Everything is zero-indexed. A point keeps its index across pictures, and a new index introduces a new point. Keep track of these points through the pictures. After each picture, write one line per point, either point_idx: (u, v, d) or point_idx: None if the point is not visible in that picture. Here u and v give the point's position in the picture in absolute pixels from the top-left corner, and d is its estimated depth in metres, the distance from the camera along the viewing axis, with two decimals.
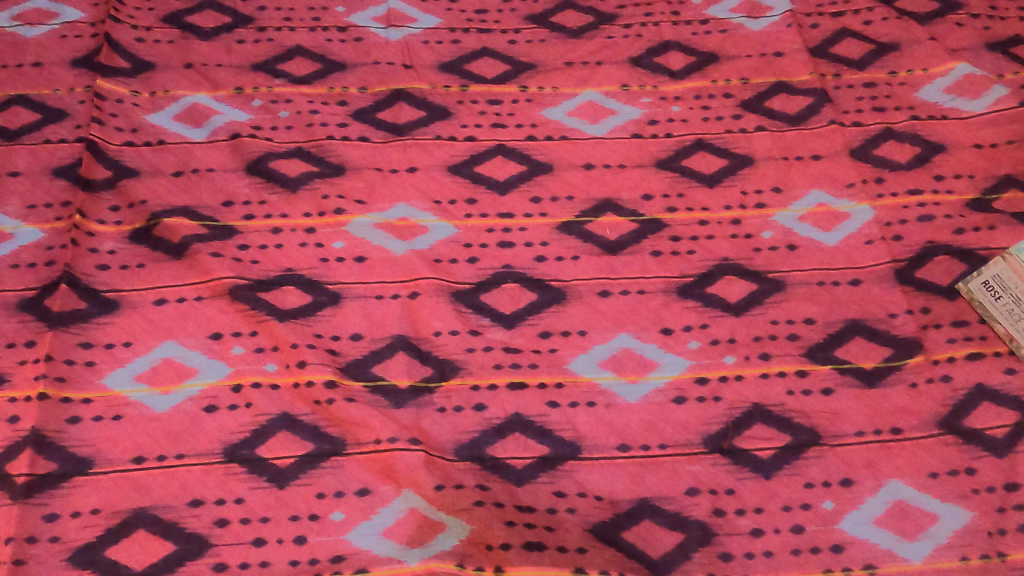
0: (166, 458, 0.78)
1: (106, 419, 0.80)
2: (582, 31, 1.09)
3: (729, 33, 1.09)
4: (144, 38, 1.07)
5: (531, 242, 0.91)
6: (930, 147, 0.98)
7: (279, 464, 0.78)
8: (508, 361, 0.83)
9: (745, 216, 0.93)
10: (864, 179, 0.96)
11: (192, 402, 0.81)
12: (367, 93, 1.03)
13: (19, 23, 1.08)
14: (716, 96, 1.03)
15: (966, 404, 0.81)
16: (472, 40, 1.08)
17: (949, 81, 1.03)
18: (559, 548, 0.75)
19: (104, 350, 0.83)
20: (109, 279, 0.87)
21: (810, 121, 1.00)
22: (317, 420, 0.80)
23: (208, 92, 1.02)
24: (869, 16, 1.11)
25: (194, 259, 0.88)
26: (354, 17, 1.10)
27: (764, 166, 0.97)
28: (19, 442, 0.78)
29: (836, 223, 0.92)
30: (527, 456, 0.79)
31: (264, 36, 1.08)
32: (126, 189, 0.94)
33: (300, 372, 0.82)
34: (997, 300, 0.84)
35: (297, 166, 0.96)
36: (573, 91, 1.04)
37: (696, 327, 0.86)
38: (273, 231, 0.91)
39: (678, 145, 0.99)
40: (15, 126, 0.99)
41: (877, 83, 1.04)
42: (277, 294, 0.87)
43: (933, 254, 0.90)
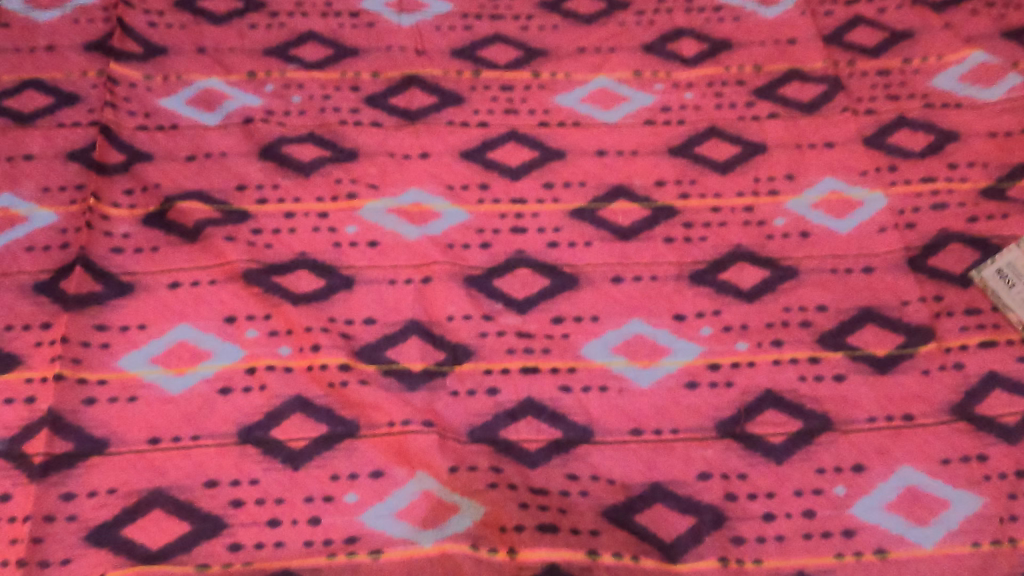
0: (181, 439, 0.78)
1: (122, 401, 0.80)
2: (595, 17, 1.09)
3: (742, 20, 1.08)
4: (156, 22, 1.07)
5: (544, 227, 0.92)
6: (943, 136, 0.98)
7: (293, 446, 0.78)
8: (521, 346, 0.84)
9: (758, 203, 0.93)
10: (876, 167, 0.96)
11: (207, 383, 0.81)
12: (379, 78, 1.03)
13: (31, 8, 1.08)
14: (729, 83, 1.03)
15: (978, 391, 0.81)
16: (485, 26, 1.08)
17: (964, 69, 1.03)
18: (571, 529, 0.75)
19: (119, 332, 0.84)
20: (124, 262, 0.88)
21: (823, 108, 1.00)
22: (331, 402, 0.80)
23: (221, 77, 1.03)
24: (884, 4, 1.10)
25: (208, 243, 0.89)
26: (366, 2, 1.10)
27: (776, 154, 0.97)
28: (36, 422, 0.79)
29: (848, 211, 0.92)
30: (540, 440, 0.79)
31: (277, 21, 1.08)
32: (139, 172, 0.94)
33: (315, 356, 0.82)
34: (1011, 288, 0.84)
35: (311, 151, 0.96)
36: (585, 77, 1.03)
37: (709, 313, 0.86)
38: (286, 216, 0.92)
39: (690, 132, 0.99)
40: (28, 110, 0.99)
41: (891, 71, 1.04)
42: (291, 278, 0.87)
43: (946, 243, 0.90)
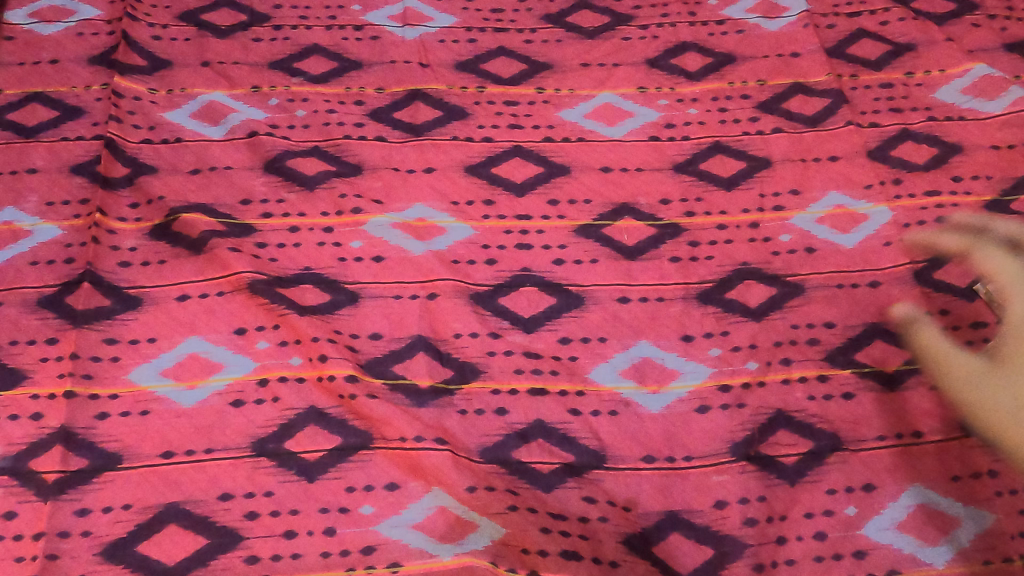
0: (195, 452, 0.78)
1: (134, 415, 0.80)
2: (598, 31, 1.09)
3: (745, 34, 1.09)
4: (160, 36, 1.07)
5: (548, 245, 0.92)
6: (947, 148, 0.99)
7: (308, 458, 0.78)
8: (529, 367, 0.84)
9: (763, 219, 0.93)
10: (881, 181, 0.96)
11: (218, 397, 0.81)
12: (384, 93, 1.03)
13: (35, 21, 1.08)
14: (733, 97, 1.03)
15: None
16: (488, 39, 1.08)
17: (967, 81, 1.04)
18: (592, 557, 0.75)
19: (128, 346, 0.84)
20: (131, 275, 0.88)
21: (827, 122, 1.00)
22: (344, 413, 0.80)
23: (225, 90, 1.03)
24: (886, 17, 1.10)
25: (214, 254, 0.88)
26: (370, 16, 1.10)
27: (781, 168, 0.97)
28: (44, 440, 0.78)
29: (854, 225, 0.93)
30: (552, 462, 0.79)
31: (280, 34, 1.08)
32: (143, 186, 0.94)
33: (323, 366, 0.82)
34: None
35: (316, 165, 0.97)
36: (589, 92, 1.04)
37: (717, 335, 0.86)
38: (291, 230, 0.92)
39: (695, 148, 0.99)
40: (33, 124, 0.99)
41: (894, 83, 1.04)
42: (296, 291, 0.87)
43: (952, 256, 0.90)
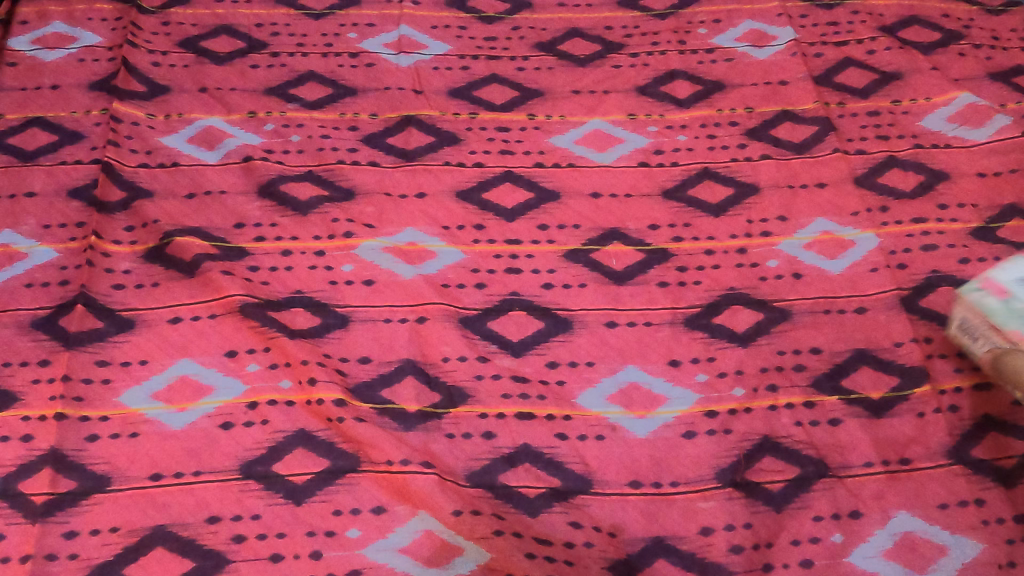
0: (183, 475, 0.79)
1: (123, 437, 0.81)
2: (589, 59, 1.11)
3: (734, 62, 1.11)
4: (160, 62, 1.09)
5: (538, 269, 0.93)
6: (933, 176, 1.00)
7: (295, 481, 0.79)
8: (516, 391, 0.84)
9: (750, 244, 0.94)
10: (868, 208, 0.97)
11: (208, 419, 0.82)
12: (378, 119, 1.05)
13: (38, 47, 1.10)
14: (722, 124, 1.05)
15: (973, 433, 0.81)
16: (482, 66, 1.10)
17: (953, 110, 1.05)
18: None
19: (120, 368, 0.85)
20: (125, 298, 0.89)
21: (814, 149, 1.02)
22: (332, 436, 0.81)
23: (222, 116, 1.05)
24: (873, 46, 1.12)
25: (206, 277, 0.90)
26: (366, 43, 1.12)
27: (769, 195, 0.98)
28: (34, 461, 0.79)
29: (840, 251, 0.93)
30: (539, 486, 0.79)
31: (277, 61, 1.10)
32: (139, 209, 0.96)
33: (312, 390, 0.83)
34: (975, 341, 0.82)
35: (309, 189, 0.98)
36: (580, 119, 1.05)
37: (703, 360, 0.86)
38: (283, 253, 0.93)
39: (683, 175, 1.00)
40: (32, 148, 1.01)
41: (881, 111, 1.06)
42: (287, 314, 0.88)
43: (937, 283, 0.91)
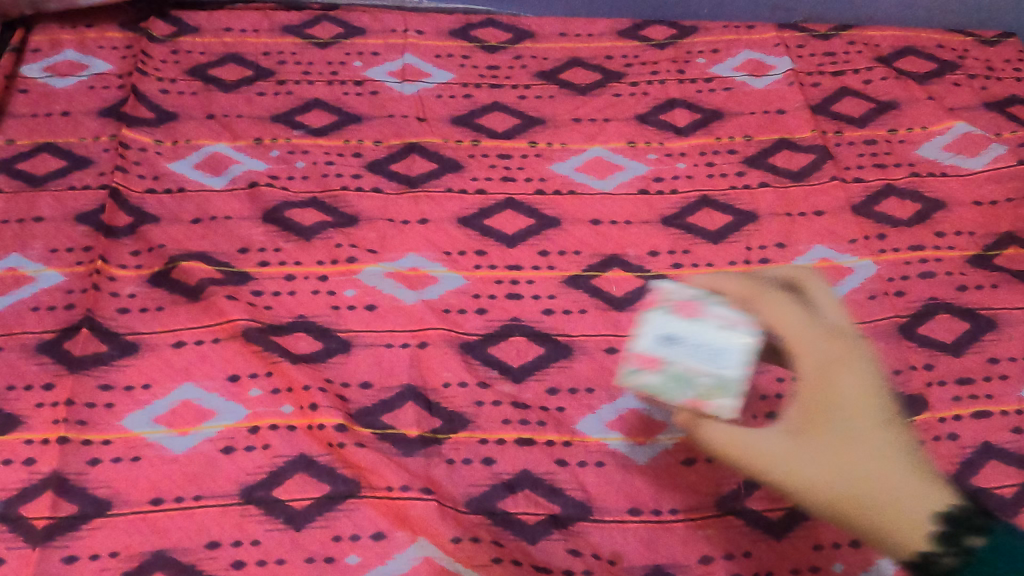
0: (184, 499, 0.79)
1: (125, 461, 0.81)
2: (590, 88, 1.13)
3: (733, 91, 1.12)
4: (168, 89, 1.11)
5: (539, 294, 0.93)
6: (930, 204, 1.01)
7: (295, 506, 0.79)
8: (516, 418, 0.84)
9: (749, 271, 0.95)
10: (865, 235, 0.98)
11: (209, 443, 0.82)
12: (381, 146, 1.06)
13: (49, 75, 1.12)
14: (721, 152, 1.06)
15: (974, 462, 0.81)
16: (484, 94, 1.12)
17: (948, 138, 1.06)
18: None
19: (123, 392, 0.85)
20: (129, 322, 0.90)
21: (812, 177, 1.03)
22: (333, 461, 0.81)
23: (228, 142, 1.06)
24: (869, 75, 1.14)
25: (210, 302, 0.91)
26: (370, 72, 1.14)
27: (768, 222, 0.99)
28: (36, 485, 0.79)
29: (839, 278, 0.94)
30: (538, 513, 0.79)
31: (283, 88, 1.12)
32: (145, 234, 0.97)
33: (313, 415, 0.83)
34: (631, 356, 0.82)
35: (313, 215, 0.99)
36: (580, 147, 1.07)
37: None
38: (287, 278, 0.94)
39: (682, 202, 1.01)
40: (41, 173, 1.03)
41: (878, 140, 1.07)
42: (289, 339, 0.89)
43: (935, 311, 0.92)
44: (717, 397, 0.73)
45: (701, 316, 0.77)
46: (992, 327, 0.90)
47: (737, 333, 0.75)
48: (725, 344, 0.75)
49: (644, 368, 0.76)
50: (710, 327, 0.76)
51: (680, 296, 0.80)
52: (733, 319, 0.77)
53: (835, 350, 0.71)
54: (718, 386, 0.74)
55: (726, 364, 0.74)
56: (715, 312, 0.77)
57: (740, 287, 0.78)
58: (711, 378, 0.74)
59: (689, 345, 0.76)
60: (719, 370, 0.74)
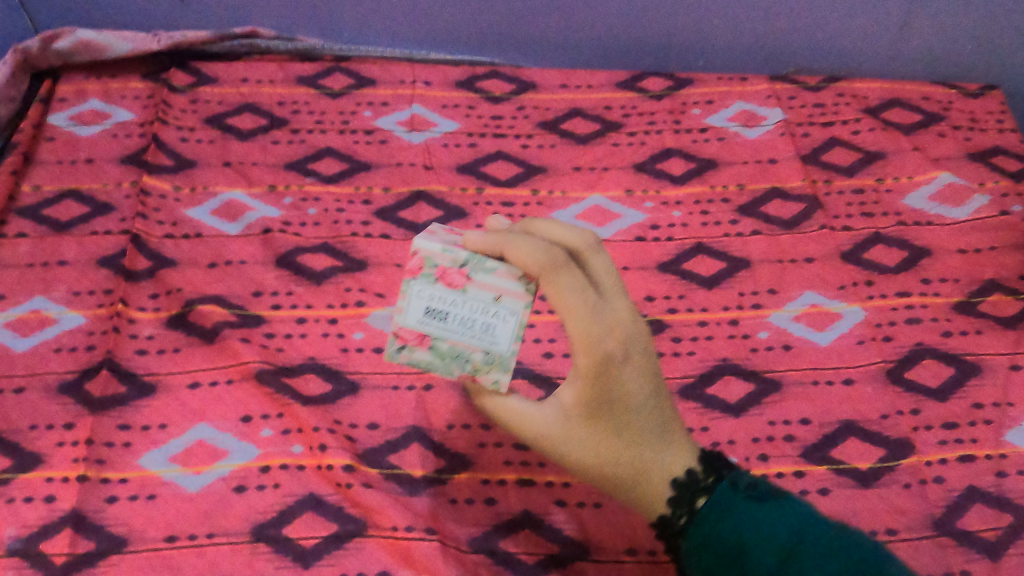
0: (197, 537, 0.82)
1: (141, 499, 0.84)
2: (590, 137, 1.19)
3: (726, 141, 1.18)
4: (187, 137, 1.17)
5: (539, 337, 0.98)
6: (916, 251, 1.05)
7: (304, 545, 0.81)
8: (517, 458, 0.88)
9: (742, 316, 0.99)
10: (854, 282, 1.02)
11: (222, 482, 0.85)
12: (390, 193, 1.11)
13: (74, 123, 1.18)
14: (715, 201, 1.11)
15: (959, 505, 0.84)
16: (488, 143, 1.17)
17: (933, 188, 1.12)
18: None
19: (140, 432, 0.89)
20: (147, 363, 0.94)
21: (802, 225, 1.07)
22: (341, 501, 0.84)
23: (244, 189, 1.11)
24: (857, 127, 1.20)
25: (225, 344, 0.95)
26: (380, 121, 1.20)
27: (760, 269, 1.03)
28: (56, 522, 0.82)
29: (827, 323, 0.98)
30: (538, 552, 0.82)
31: (297, 137, 1.18)
32: (163, 277, 1.01)
33: (322, 456, 0.87)
34: (444, 323, 0.69)
35: (324, 260, 1.04)
36: (579, 195, 1.12)
37: (697, 430, 0.88)
38: (298, 321, 0.98)
39: (678, 248, 1.05)
40: (65, 219, 1.07)
41: (865, 189, 1.12)
42: (300, 380, 0.93)
43: (921, 356, 0.95)
44: (492, 370, 0.70)
45: (462, 288, 0.68)
46: (976, 373, 0.94)
47: (511, 307, 0.68)
48: (491, 319, 0.68)
49: (408, 345, 0.70)
50: (477, 302, 0.68)
51: (444, 257, 0.69)
52: (504, 289, 0.68)
53: (597, 348, 0.65)
54: (490, 361, 0.70)
55: (497, 340, 0.69)
56: (475, 283, 0.68)
57: (533, 266, 0.64)
58: (480, 354, 0.69)
59: (449, 320, 0.69)
60: (491, 345, 0.69)
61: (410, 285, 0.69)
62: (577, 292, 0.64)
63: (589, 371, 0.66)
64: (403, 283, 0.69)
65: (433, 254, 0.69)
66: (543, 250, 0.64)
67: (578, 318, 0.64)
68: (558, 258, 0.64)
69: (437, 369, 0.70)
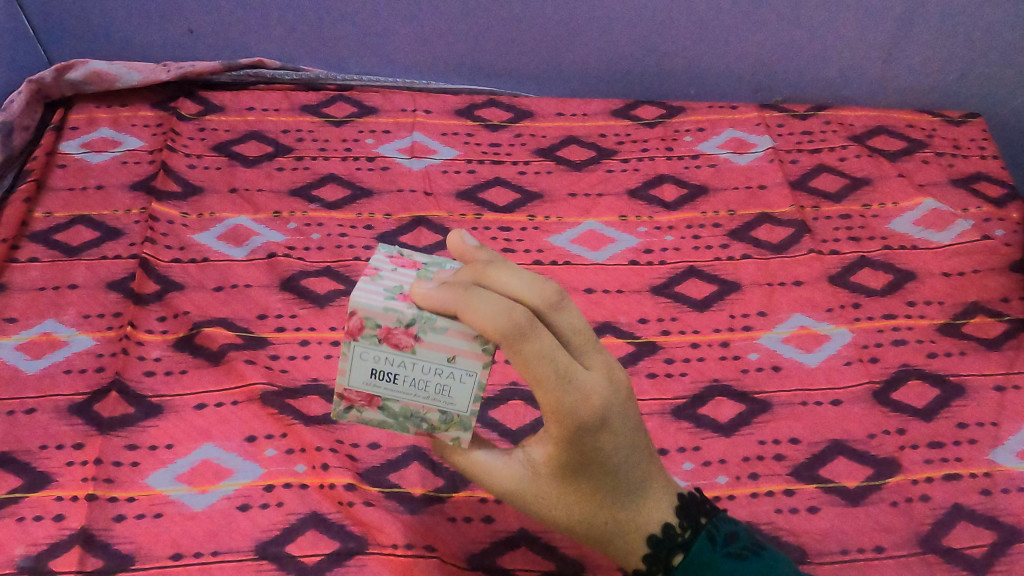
0: (202, 554, 0.83)
1: (148, 517, 0.86)
2: (585, 164, 1.23)
3: (717, 168, 1.22)
4: (195, 164, 1.21)
5: None
6: (902, 274, 1.08)
7: (307, 562, 0.83)
8: None
9: (733, 338, 1.02)
10: (841, 304, 1.05)
11: (227, 500, 0.88)
12: (391, 218, 1.15)
13: (86, 150, 1.22)
14: (706, 226, 1.14)
15: (945, 522, 0.86)
16: (487, 170, 1.21)
17: (918, 214, 1.15)
18: None
19: (148, 451, 0.91)
20: (155, 384, 0.97)
21: (791, 249, 1.11)
22: (343, 519, 0.86)
23: (249, 215, 1.15)
24: (844, 154, 1.24)
25: (231, 365, 0.98)
26: (382, 148, 1.24)
27: (750, 292, 1.06)
28: (64, 540, 0.83)
29: (816, 345, 1.01)
30: (534, 570, 0.84)
31: (301, 164, 1.22)
32: (171, 301, 1.04)
33: (325, 475, 0.89)
34: (393, 385, 0.64)
35: (327, 284, 1.07)
36: (575, 220, 1.15)
37: (689, 449, 0.91)
38: (302, 343, 1.01)
39: (670, 272, 1.09)
40: (76, 244, 1.11)
41: (852, 215, 1.16)
42: (303, 401, 0.96)
43: (907, 377, 0.98)
44: (451, 429, 0.67)
45: (411, 350, 0.62)
46: (960, 394, 0.97)
47: (467, 368, 0.63)
48: (446, 380, 0.63)
49: (358, 404, 0.67)
50: (429, 363, 0.63)
51: (387, 316, 0.61)
52: (457, 348, 0.62)
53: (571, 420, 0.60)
54: (447, 421, 0.66)
55: (452, 401, 0.65)
56: (424, 344, 0.61)
57: (495, 334, 0.55)
58: (436, 415, 0.65)
59: (398, 383, 0.64)
60: (447, 407, 0.65)
61: (353, 347, 0.63)
62: (549, 362, 0.57)
63: (562, 437, 0.62)
64: (346, 346, 0.63)
65: (374, 314, 0.61)
66: (505, 315, 0.55)
67: (550, 391, 0.58)
68: (521, 323, 0.55)
69: (392, 425, 0.68)
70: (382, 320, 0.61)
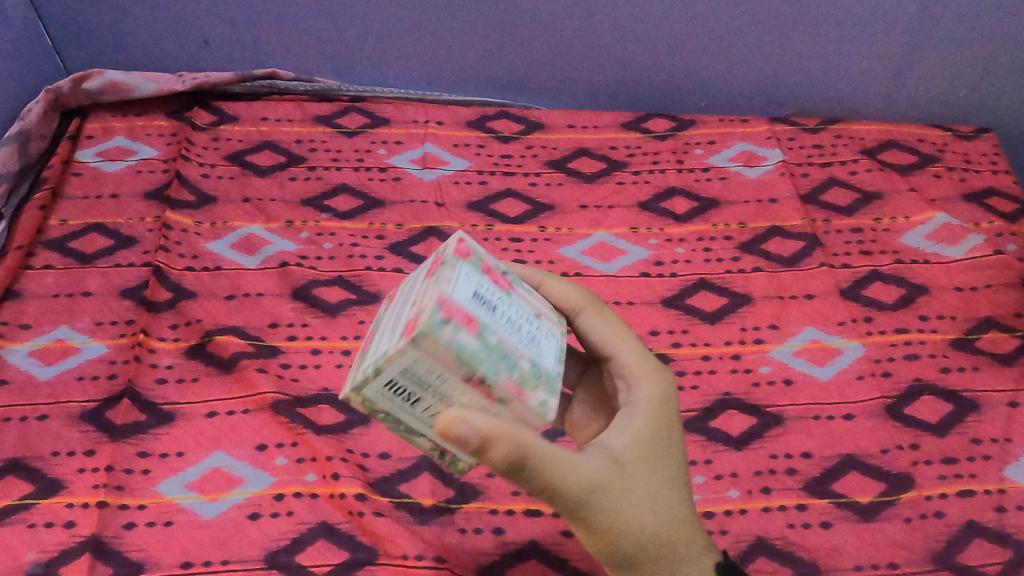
0: (212, 563, 0.83)
1: (158, 525, 0.86)
2: (596, 176, 1.23)
3: (728, 180, 1.22)
4: (208, 174, 1.21)
5: None
6: (914, 288, 1.08)
7: (316, 572, 0.83)
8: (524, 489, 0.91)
9: (744, 351, 1.01)
10: (852, 318, 1.05)
11: (237, 509, 0.88)
12: (403, 229, 1.15)
13: (101, 159, 1.23)
14: (717, 238, 1.14)
15: (959, 539, 0.85)
16: (498, 181, 1.22)
17: (930, 228, 1.15)
18: None
19: (159, 459, 0.91)
20: (167, 392, 0.97)
21: (802, 262, 1.11)
22: (353, 529, 0.86)
23: (262, 224, 1.16)
24: (855, 167, 1.24)
25: (241, 374, 0.98)
26: (394, 159, 1.25)
27: (761, 304, 1.06)
28: (75, 547, 0.84)
29: (827, 359, 1.01)
30: None
31: (314, 174, 1.23)
32: (183, 308, 1.05)
33: (335, 484, 0.89)
34: (493, 314, 0.58)
35: (339, 293, 1.07)
36: (586, 231, 1.15)
37: (700, 462, 0.91)
38: (313, 352, 1.02)
39: (681, 284, 1.09)
40: (90, 251, 1.11)
41: (863, 228, 1.16)
42: (314, 410, 0.96)
43: (920, 393, 0.97)
44: (540, 387, 0.58)
45: (508, 290, 0.62)
46: (973, 409, 0.96)
47: (548, 329, 0.63)
48: (535, 332, 0.61)
49: (455, 322, 0.55)
50: (521, 310, 0.61)
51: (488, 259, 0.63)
52: (540, 311, 0.65)
53: (656, 384, 0.71)
54: (538, 374, 0.58)
55: (542, 355, 0.60)
56: (517, 292, 0.63)
57: (584, 299, 0.76)
58: (531, 361, 0.58)
59: (497, 312, 0.58)
60: (538, 358, 0.59)
61: (461, 262, 0.58)
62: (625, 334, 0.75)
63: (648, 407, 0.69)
64: (454, 259, 0.58)
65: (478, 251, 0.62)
66: None
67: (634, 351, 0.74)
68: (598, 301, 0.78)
69: (480, 365, 0.55)
70: (484, 257, 0.62)
